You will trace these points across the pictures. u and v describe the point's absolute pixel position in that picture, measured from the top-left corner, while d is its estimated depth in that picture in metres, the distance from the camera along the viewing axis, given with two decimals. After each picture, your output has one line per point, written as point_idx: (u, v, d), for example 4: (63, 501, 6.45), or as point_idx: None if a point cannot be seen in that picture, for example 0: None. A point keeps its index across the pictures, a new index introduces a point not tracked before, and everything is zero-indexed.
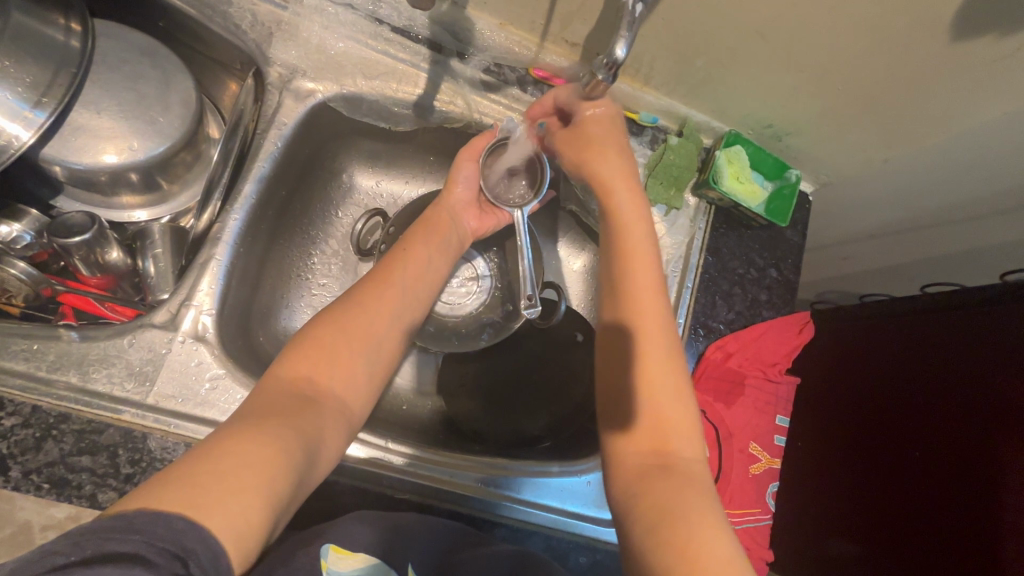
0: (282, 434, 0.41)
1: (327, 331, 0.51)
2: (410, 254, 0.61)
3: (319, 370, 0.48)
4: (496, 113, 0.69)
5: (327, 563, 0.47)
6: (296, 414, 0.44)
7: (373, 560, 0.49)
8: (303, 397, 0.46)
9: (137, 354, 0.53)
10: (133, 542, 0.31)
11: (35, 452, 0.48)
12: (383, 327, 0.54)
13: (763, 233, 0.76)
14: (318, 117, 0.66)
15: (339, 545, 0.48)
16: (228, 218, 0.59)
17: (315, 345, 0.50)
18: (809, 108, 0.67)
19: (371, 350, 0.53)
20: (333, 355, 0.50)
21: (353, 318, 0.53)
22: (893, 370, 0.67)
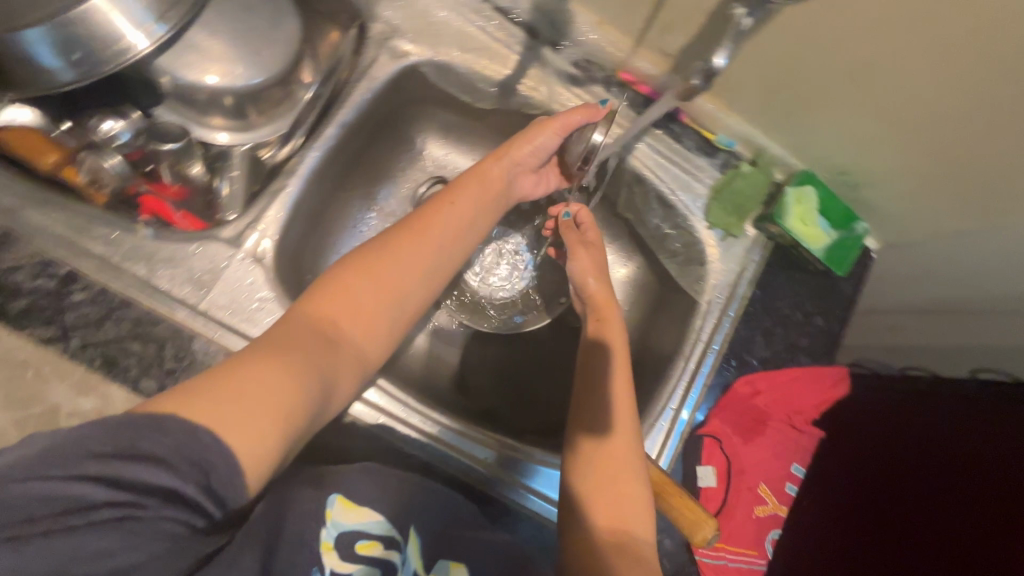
0: (301, 369, 0.43)
1: (362, 274, 0.52)
2: (453, 209, 0.60)
3: (344, 315, 0.50)
4: (576, 106, 0.70)
5: (332, 513, 0.49)
6: (316, 352, 0.46)
7: (377, 516, 0.50)
8: (326, 336, 0.47)
9: (200, 261, 0.56)
10: (161, 444, 0.34)
11: (96, 328, 0.52)
12: (413, 285, 0.55)
13: (817, 279, 0.74)
14: (407, 79, 0.68)
15: (345, 497, 0.50)
16: (307, 153, 0.62)
17: (340, 288, 0.51)
18: (892, 163, 0.66)
19: (399, 305, 0.53)
20: (361, 304, 0.51)
21: (388, 262, 0.54)
22: (931, 448, 0.63)
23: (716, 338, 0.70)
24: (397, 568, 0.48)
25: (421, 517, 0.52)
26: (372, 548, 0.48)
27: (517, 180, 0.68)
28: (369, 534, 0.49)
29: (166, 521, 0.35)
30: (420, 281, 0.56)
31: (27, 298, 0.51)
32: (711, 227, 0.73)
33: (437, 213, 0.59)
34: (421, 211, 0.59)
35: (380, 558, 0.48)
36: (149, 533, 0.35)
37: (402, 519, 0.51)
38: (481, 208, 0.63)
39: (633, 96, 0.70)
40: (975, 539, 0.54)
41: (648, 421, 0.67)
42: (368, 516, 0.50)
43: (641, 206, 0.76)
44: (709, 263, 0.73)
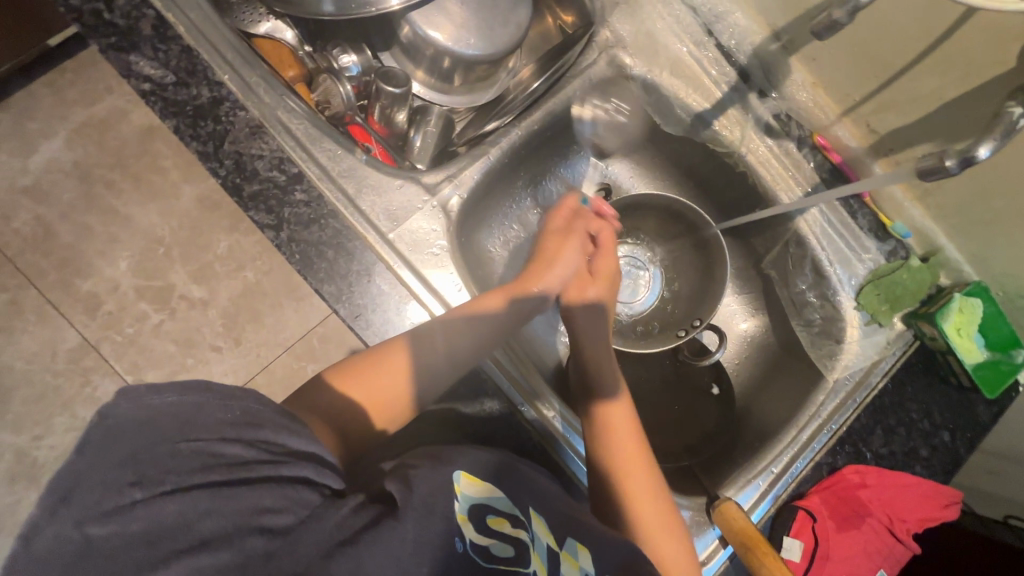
0: (351, 431, 0.49)
1: (391, 358, 0.52)
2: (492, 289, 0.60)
3: (377, 386, 0.51)
4: (762, 155, 0.71)
5: (460, 488, 0.44)
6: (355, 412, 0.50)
7: (496, 492, 0.46)
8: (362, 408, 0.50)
9: (398, 197, 0.62)
10: (273, 425, 0.38)
11: (304, 228, 0.57)
12: (439, 352, 0.54)
13: (955, 394, 0.71)
14: (612, 87, 0.72)
15: (467, 473, 0.45)
16: (512, 130, 0.68)
17: (387, 354, 0.52)
18: None
19: (435, 359, 0.53)
20: (388, 365, 0.52)
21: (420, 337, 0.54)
22: None
23: (836, 419, 0.69)
24: (528, 546, 0.45)
25: (540, 501, 0.49)
26: (506, 526, 0.45)
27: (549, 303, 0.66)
28: (497, 509, 0.45)
29: (304, 488, 0.36)
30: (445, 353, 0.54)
31: (259, 185, 0.57)
32: (859, 308, 0.72)
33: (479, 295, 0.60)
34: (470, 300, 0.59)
35: (511, 535, 0.45)
36: (288, 498, 0.35)
37: (522, 498, 0.48)
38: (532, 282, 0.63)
39: (821, 160, 0.71)
40: None
41: (745, 475, 0.68)
42: (489, 491, 0.46)
43: (790, 267, 0.77)
44: (846, 342, 0.73)
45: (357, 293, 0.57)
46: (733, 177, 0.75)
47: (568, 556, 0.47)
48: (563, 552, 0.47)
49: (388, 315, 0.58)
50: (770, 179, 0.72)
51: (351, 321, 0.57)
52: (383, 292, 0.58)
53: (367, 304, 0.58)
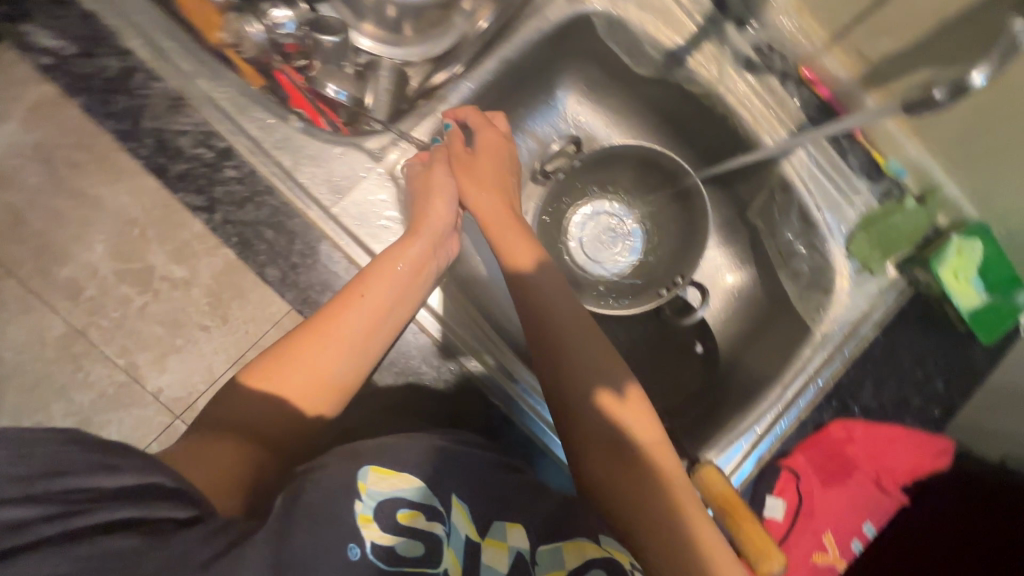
0: (257, 440, 0.44)
1: (302, 351, 0.46)
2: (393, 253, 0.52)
3: (285, 386, 0.45)
4: (743, 94, 0.65)
5: (365, 484, 0.43)
6: (263, 414, 0.45)
7: (418, 483, 0.45)
8: (268, 405, 0.45)
9: (340, 166, 0.57)
10: (84, 465, 0.35)
11: (239, 208, 0.53)
12: (354, 331, 0.48)
13: (954, 342, 0.67)
14: (574, 27, 0.65)
15: (377, 466, 0.44)
16: (462, 83, 0.61)
17: (288, 349, 0.46)
18: None
19: (345, 346, 0.47)
20: (294, 365, 0.46)
21: (324, 324, 0.47)
22: None
23: (822, 373, 0.66)
24: (443, 542, 0.43)
25: (462, 486, 0.47)
26: (422, 522, 0.43)
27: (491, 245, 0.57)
28: (411, 502, 0.43)
29: (129, 532, 0.34)
30: (362, 332, 0.48)
31: (186, 163, 0.52)
32: (849, 257, 0.68)
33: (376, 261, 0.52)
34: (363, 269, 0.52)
35: (425, 531, 0.43)
36: (109, 550, 0.32)
37: (445, 485, 0.46)
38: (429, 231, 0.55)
39: (808, 95, 0.64)
40: None
41: (727, 435, 0.65)
42: (407, 484, 0.44)
43: (776, 215, 0.71)
44: (835, 292, 0.68)
45: (303, 274, 0.54)
46: (713, 120, 0.69)
47: (491, 544, 0.45)
48: (486, 540, 0.45)
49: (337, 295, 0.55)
50: (753, 120, 0.65)
51: (299, 305, 0.54)
52: (330, 272, 0.55)
53: (315, 287, 0.55)
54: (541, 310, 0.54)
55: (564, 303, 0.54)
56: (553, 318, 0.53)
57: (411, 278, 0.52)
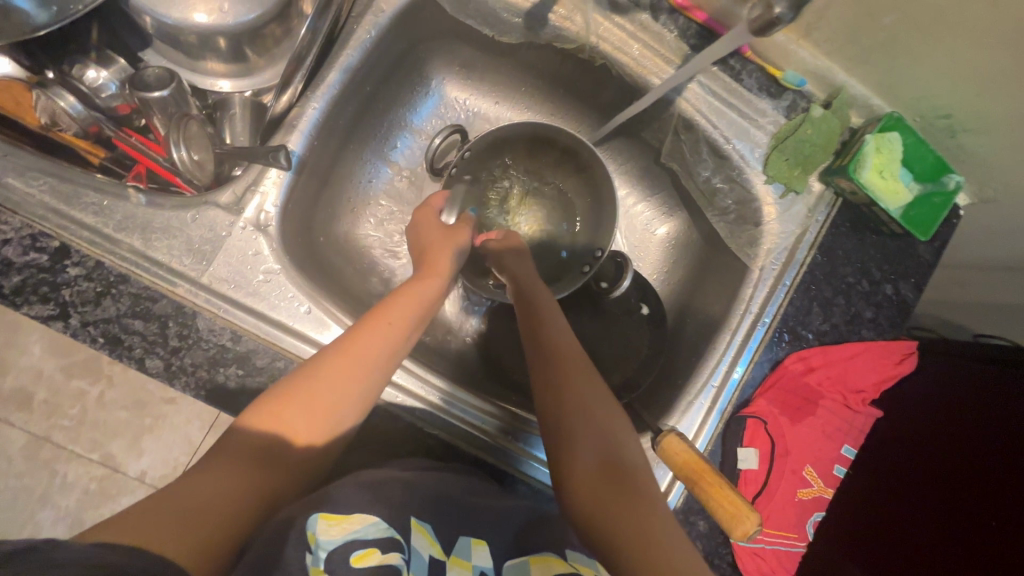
0: (241, 490, 0.39)
1: (307, 394, 0.44)
2: (399, 310, 0.51)
3: (295, 428, 0.43)
4: (616, 39, 0.59)
5: (315, 533, 0.41)
6: (264, 466, 0.41)
7: (371, 519, 0.44)
8: (271, 449, 0.42)
9: (198, 231, 0.52)
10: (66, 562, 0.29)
11: (95, 306, 0.48)
12: (363, 381, 0.46)
13: (891, 242, 0.65)
14: (418, 9, 0.58)
15: (326, 512, 0.43)
16: (308, 104, 0.55)
17: (293, 389, 0.44)
18: (1003, 103, 0.53)
19: (344, 408, 0.45)
20: (300, 415, 0.43)
21: (334, 369, 0.45)
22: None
23: (768, 310, 0.63)
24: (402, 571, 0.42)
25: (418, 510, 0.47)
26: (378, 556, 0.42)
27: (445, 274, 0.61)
28: (365, 541, 0.42)
29: None
30: (370, 384, 0.47)
31: (19, 275, 0.47)
32: (770, 181, 0.64)
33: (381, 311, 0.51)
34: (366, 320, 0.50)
35: (381, 565, 0.41)
36: None
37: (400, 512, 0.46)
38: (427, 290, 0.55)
39: (685, 23, 0.59)
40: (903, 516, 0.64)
41: (687, 398, 0.62)
42: (360, 522, 0.43)
43: (687, 157, 0.67)
44: (765, 222, 0.64)
45: (186, 357, 0.49)
46: (596, 72, 0.64)
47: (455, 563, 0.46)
48: (451, 559, 0.46)
49: (230, 370, 0.50)
50: (634, 63, 0.60)
51: (195, 391, 0.50)
52: (215, 346, 0.50)
53: (203, 365, 0.50)
54: (535, 319, 0.57)
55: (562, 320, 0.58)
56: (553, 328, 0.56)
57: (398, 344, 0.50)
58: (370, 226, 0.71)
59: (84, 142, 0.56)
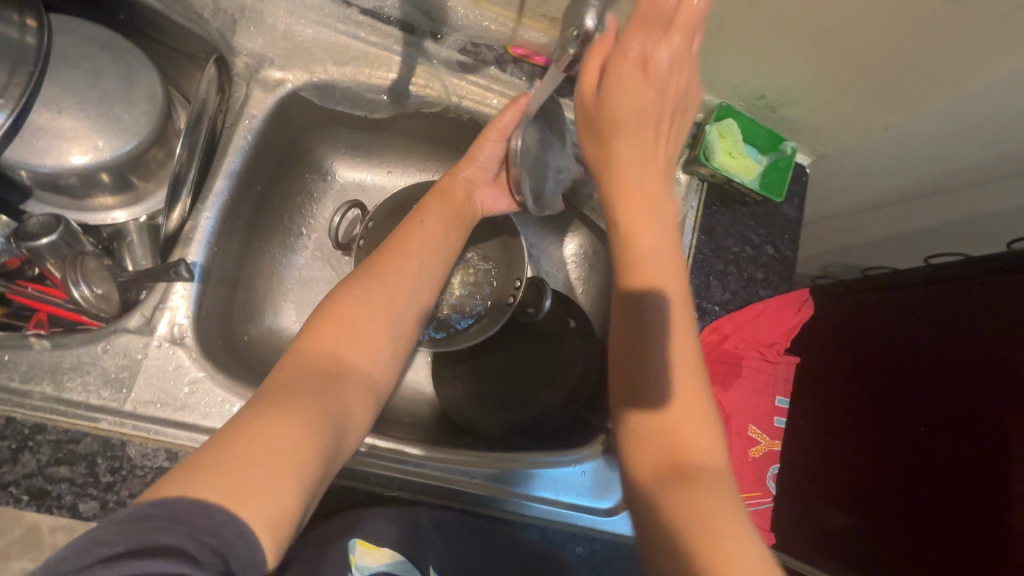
0: (317, 408, 0.41)
1: (363, 311, 0.49)
2: (426, 226, 0.58)
3: (348, 345, 0.47)
4: (474, 95, 0.66)
5: (355, 557, 0.50)
6: (332, 389, 0.43)
7: (397, 556, 0.51)
8: (332, 368, 0.45)
9: (112, 360, 0.52)
10: (176, 533, 0.30)
11: (13, 463, 0.48)
12: (402, 306, 0.52)
13: (758, 209, 0.73)
14: (289, 108, 0.63)
15: (364, 541, 0.50)
16: (200, 215, 0.57)
17: (337, 319, 0.48)
18: (799, 76, 0.63)
19: (393, 323, 0.51)
20: (356, 332, 0.48)
21: (375, 297, 0.51)
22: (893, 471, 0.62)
23: None
24: None
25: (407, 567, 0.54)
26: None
27: (478, 195, 0.66)
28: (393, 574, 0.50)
29: None
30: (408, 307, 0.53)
31: None
32: None
33: (412, 235, 0.57)
34: (393, 239, 0.57)
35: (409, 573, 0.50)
36: None
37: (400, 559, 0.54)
38: (439, 196, 0.62)
39: (529, 69, 0.67)
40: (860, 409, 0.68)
41: None
42: (388, 556, 0.51)
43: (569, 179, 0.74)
44: None
45: (121, 491, 0.49)
46: (467, 126, 0.70)
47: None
48: None
49: None
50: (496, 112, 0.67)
51: None
52: (148, 472, 0.50)
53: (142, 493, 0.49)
54: (643, 293, 0.49)
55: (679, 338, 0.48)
56: (652, 338, 0.48)
57: (426, 267, 0.56)
58: (293, 312, 0.73)
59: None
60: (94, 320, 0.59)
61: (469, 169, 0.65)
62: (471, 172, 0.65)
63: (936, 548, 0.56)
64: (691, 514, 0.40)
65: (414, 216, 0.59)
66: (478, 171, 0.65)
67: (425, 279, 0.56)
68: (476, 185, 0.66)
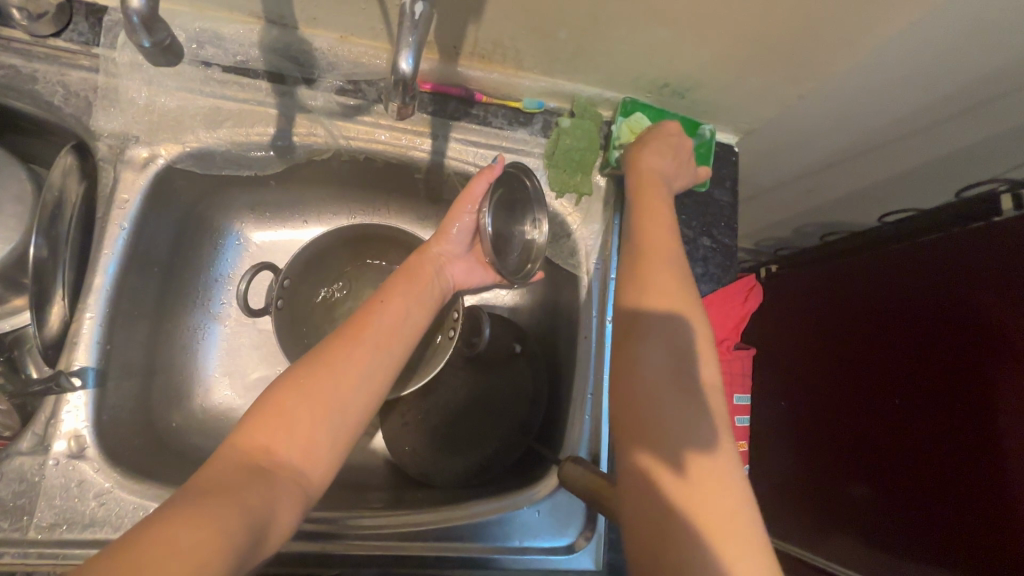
0: (227, 517, 0.35)
1: (307, 396, 0.44)
2: (387, 306, 0.53)
3: (282, 441, 0.42)
4: (364, 134, 0.62)
5: None
6: (256, 485, 0.39)
7: None
8: (262, 470, 0.41)
9: (8, 488, 0.49)
10: None
11: None
12: (355, 389, 0.47)
13: (688, 199, 0.70)
14: (169, 183, 0.60)
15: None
16: (84, 316, 0.54)
17: (276, 409, 0.44)
18: (697, 59, 0.59)
19: (338, 413, 0.45)
20: (297, 426, 0.43)
21: (321, 388, 0.45)
22: (911, 421, 0.64)
23: (606, 307, 0.66)
24: None
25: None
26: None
27: (451, 273, 0.62)
28: None
29: None
30: (361, 394, 0.47)
31: None
32: (560, 194, 0.68)
33: (372, 313, 0.51)
34: (353, 316, 0.52)
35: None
36: None
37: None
38: (406, 269, 0.58)
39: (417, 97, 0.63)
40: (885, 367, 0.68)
41: (574, 420, 0.64)
42: None
43: None
44: (573, 231, 0.68)
45: None
46: (366, 165, 0.66)
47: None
48: None
49: None
50: (391, 147, 0.63)
51: None
52: None
53: None
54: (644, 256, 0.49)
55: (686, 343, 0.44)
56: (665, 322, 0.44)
57: (386, 345, 0.50)
58: (224, 387, 0.70)
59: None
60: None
61: (441, 244, 0.60)
62: (441, 246, 0.61)
63: (963, 508, 0.58)
64: (692, 504, 0.38)
65: (375, 295, 0.54)
66: (450, 244, 0.61)
67: (388, 358, 0.50)
68: (443, 258, 0.61)
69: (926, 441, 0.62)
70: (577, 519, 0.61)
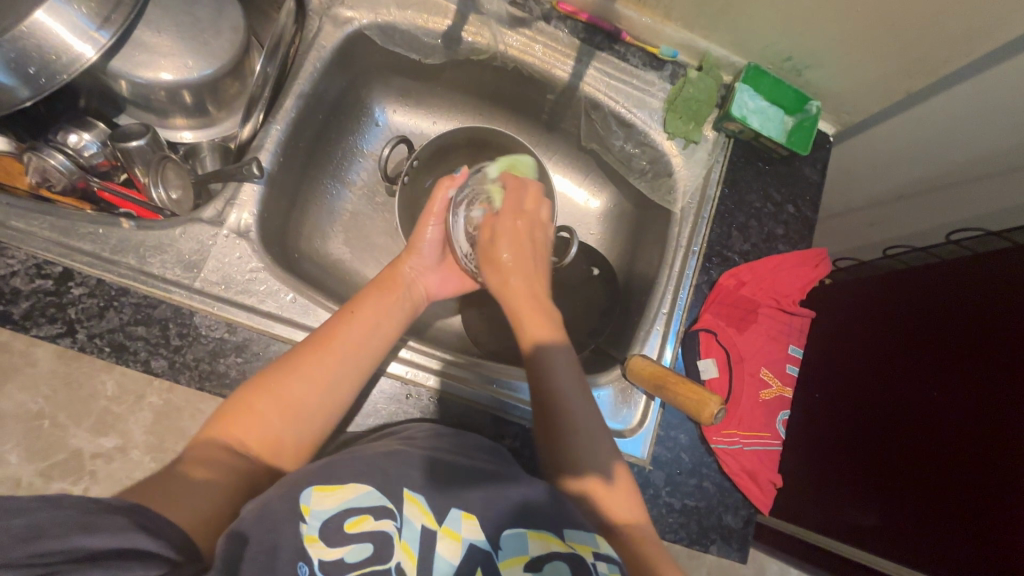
0: (220, 477, 0.45)
1: (278, 389, 0.49)
2: (355, 308, 0.56)
3: (251, 430, 0.47)
4: (521, 45, 0.72)
5: (309, 506, 0.42)
6: (234, 461, 0.46)
7: (363, 489, 0.44)
8: (233, 450, 0.47)
9: (187, 244, 0.58)
10: (101, 537, 0.34)
11: (99, 318, 0.54)
12: (323, 384, 0.50)
13: (782, 168, 0.77)
14: (353, 46, 0.70)
15: (321, 486, 0.43)
16: (271, 127, 0.65)
17: (246, 403, 0.48)
18: (825, 38, 0.67)
19: (302, 404, 0.49)
20: (264, 418, 0.48)
21: (289, 388, 0.49)
22: (912, 483, 0.67)
23: (695, 242, 0.73)
24: (393, 538, 0.43)
25: (416, 480, 0.46)
26: (465, 524, 0.44)
27: (430, 287, 0.67)
28: (358, 510, 0.43)
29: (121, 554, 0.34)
30: (325, 395, 0.50)
31: (28, 301, 0.53)
32: (672, 138, 0.75)
33: (341, 320, 0.54)
34: (324, 323, 0.55)
35: (373, 532, 0.42)
36: (77, 552, 0.33)
37: (392, 483, 0.46)
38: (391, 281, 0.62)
39: (573, 24, 0.73)
40: (899, 427, 0.70)
41: (644, 328, 0.71)
42: (351, 493, 0.44)
43: (602, 132, 0.79)
44: (676, 170, 0.76)
45: (189, 354, 0.55)
46: (511, 76, 0.76)
47: (509, 564, 0.43)
48: (443, 529, 0.44)
49: (230, 358, 0.56)
50: (540, 62, 0.73)
51: (199, 382, 0.55)
52: (212, 339, 0.56)
53: (205, 359, 0.55)
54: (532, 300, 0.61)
55: (566, 365, 0.58)
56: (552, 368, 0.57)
57: (354, 345, 0.53)
58: (340, 240, 0.79)
59: (69, 197, 0.64)
60: (160, 214, 0.66)
61: (416, 257, 0.65)
62: (417, 258, 0.66)
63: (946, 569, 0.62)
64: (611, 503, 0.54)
65: (348, 298, 0.57)
66: (421, 259, 0.66)
67: (361, 363, 0.53)
68: (416, 273, 0.65)
69: (997, 467, 0.59)
70: (633, 410, 0.68)
